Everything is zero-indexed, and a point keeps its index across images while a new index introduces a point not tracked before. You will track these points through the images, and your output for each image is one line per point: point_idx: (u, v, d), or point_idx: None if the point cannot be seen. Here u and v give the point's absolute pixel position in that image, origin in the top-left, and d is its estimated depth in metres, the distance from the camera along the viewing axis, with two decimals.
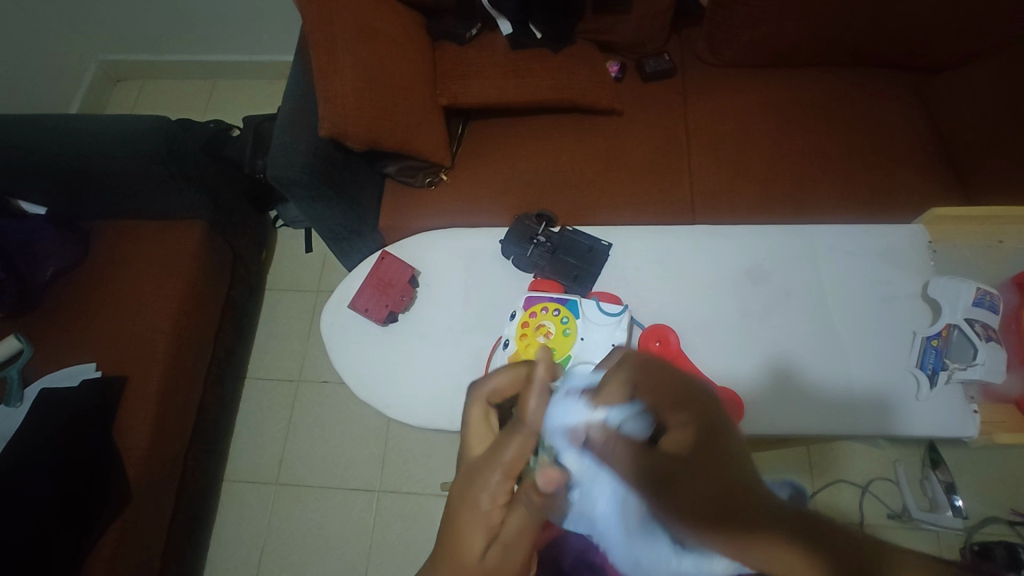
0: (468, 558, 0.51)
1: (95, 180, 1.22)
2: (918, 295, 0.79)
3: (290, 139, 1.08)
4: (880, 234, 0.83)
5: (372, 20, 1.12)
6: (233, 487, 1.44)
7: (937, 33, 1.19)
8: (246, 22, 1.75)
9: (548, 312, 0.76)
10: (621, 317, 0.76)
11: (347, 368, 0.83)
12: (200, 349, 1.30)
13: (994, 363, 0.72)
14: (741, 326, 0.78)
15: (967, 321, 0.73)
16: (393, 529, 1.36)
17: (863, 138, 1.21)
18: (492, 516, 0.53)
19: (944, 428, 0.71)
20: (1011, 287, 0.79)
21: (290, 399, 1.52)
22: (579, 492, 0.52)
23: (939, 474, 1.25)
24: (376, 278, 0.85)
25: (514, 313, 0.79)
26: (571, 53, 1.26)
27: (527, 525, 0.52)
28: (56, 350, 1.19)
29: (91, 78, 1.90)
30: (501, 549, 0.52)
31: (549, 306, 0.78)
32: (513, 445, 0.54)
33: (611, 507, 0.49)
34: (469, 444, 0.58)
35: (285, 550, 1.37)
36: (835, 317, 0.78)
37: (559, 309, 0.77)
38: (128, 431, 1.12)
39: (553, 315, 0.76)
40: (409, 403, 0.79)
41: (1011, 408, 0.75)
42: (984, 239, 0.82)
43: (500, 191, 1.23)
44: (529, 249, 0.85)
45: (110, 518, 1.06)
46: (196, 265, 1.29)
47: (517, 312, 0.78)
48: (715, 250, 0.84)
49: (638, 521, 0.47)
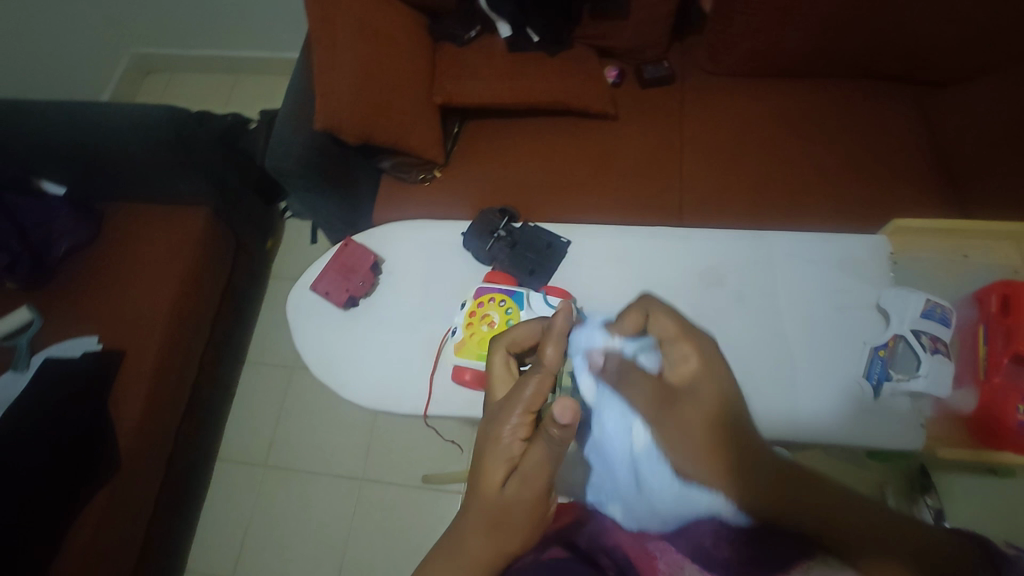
0: (489, 488, 0.55)
1: (110, 164, 1.29)
2: (873, 305, 0.78)
3: (287, 131, 1.12)
4: (841, 243, 0.82)
5: (373, 18, 1.16)
6: (226, 466, 1.49)
7: (940, 47, 1.16)
8: (267, 20, 1.82)
9: (494, 302, 0.78)
10: (565, 311, 0.77)
11: (308, 349, 0.86)
12: (199, 330, 1.36)
13: (939, 376, 0.69)
14: (692, 328, 0.79)
15: (913, 332, 0.72)
16: (373, 517, 1.38)
17: (858, 152, 1.20)
18: (515, 452, 0.57)
19: (889, 439, 0.70)
20: (970, 302, 0.76)
21: (285, 385, 1.56)
22: (595, 415, 0.65)
23: (929, 499, 1.17)
24: (338, 263, 0.87)
25: (464, 302, 0.81)
26: (567, 57, 1.28)
27: (546, 458, 0.55)
28: (62, 323, 1.26)
29: (121, 69, 2.00)
30: (520, 481, 0.55)
31: (497, 297, 0.80)
32: (533, 384, 0.59)
33: (620, 433, 0.62)
34: (494, 393, 0.63)
35: (270, 530, 1.41)
36: (787, 325, 0.78)
37: (505, 300, 0.79)
38: (123, 403, 1.18)
39: (498, 305, 0.78)
40: (362, 386, 0.82)
41: (960, 424, 0.73)
42: (949, 252, 0.80)
43: (491, 190, 1.25)
44: (489, 243, 0.87)
45: (99, 484, 1.12)
46: (199, 248, 1.34)
47: (466, 302, 0.80)
48: (678, 253, 0.84)
49: (645, 444, 0.60)
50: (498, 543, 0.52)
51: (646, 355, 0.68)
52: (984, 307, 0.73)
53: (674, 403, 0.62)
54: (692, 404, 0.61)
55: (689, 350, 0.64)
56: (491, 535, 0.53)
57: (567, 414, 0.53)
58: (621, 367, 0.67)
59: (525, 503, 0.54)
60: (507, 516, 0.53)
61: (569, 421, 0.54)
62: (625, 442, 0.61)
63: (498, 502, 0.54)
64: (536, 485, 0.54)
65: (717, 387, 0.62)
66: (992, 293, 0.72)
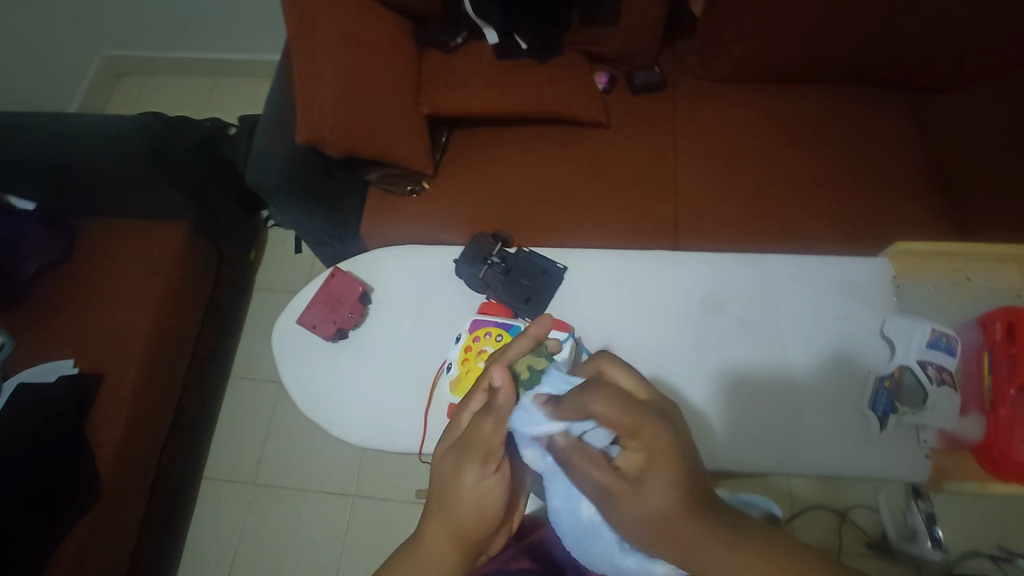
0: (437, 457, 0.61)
1: (81, 178, 1.23)
2: (878, 332, 0.80)
3: (267, 146, 1.08)
4: (842, 268, 0.84)
5: (355, 27, 1.12)
6: (213, 485, 1.45)
7: (932, 53, 1.15)
8: (245, 21, 1.76)
9: (491, 336, 0.77)
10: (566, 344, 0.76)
11: (295, 383, 0.86)
12: (180, 347, 1.32)
13: (947, 409, 0.72)
14: (695, 356, 0.80)
15: (919, 363, 0.74)
16: (367, 535, 1.36)
17: (853, 160, 1.19)
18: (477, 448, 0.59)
19: (896, 469, 0.73)
20: (974, 327, 0.78)
21: (272, 400, 1.52)
22: (544, 484, 0.61)
23: (921, 504, 1.15)
24: (325, 295, 0.87)
25: (460, 336, 0.79)
26: (557, 63, 1.25)
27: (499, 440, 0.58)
28: (36, 344, 1.21)
29: (93, 73, 1.93)
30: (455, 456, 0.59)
31: (494, 330, 0.78)
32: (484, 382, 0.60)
33: (570, 502, 0.59)
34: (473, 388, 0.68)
35: (260, 551, 1.37)
36: (791, 350, 0.80)
37: (501, 334, 0.77)
38: (101, 429, 1.14)
39: (494, 340, 0.76)
40: (351, 422, 0.81)
41: (966, 455, 0.74)
42: (952, 277, 0.81)
43: (482, 202, 1.22)
44: (481, 270, 0.87)
45: (79, 514, 1.08)
46: (179, 263, 1.30)
47: (461, 336, 0.79)
48: (676, 277, 0.85)
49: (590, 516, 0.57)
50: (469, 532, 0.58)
51: (592, 429, 0.51)
52: (988, 333, 0.75)
53: (615, 496, 0.47)
54: (634, 499, 0.45)
55: (643, 432, 0.45)
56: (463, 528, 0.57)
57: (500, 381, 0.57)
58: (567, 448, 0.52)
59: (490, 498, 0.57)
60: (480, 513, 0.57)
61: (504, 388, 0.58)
62: (574, 512, 0.58)
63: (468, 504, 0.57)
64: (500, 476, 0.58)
65: (650, 468, 0.45)
66: (996, 320, 0.75)
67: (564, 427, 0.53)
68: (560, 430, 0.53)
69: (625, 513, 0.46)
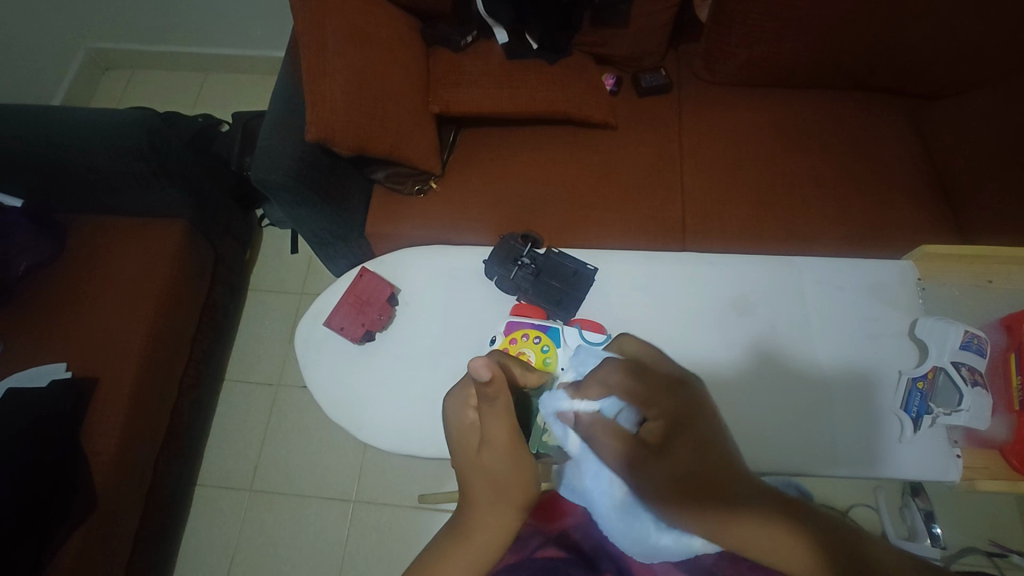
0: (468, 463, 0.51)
1: (72, 174, 1.18)
2: (907, 334, 0.84)
3: (275, 142, 1.05)
4: (870, 271, 0.88)
5: (364, 23, 1.09)
6: (207, 492, 1.40)
7: (932, 62, 1.18)
8: (240, 17, 1.72)
9: (527, 339, 0.81)
10: (603, 347, 0.81)
11: (320, 389, 0.87)
12: (176, 350, 1.28)
13: (979, 409, 0.74)
14: (724, 357, 0.83)
15: (953, 364, 0.77)
16: (369, 541, 1.33)
17: (857, 163, 1.21)
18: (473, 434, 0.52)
19: (929, 470, 0.76)
20: (999, 327, 0.81)
21: (269, 404, 1.49)
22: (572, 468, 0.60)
23: (918, 502, 1.19)
24: (353, 297, 0.88)
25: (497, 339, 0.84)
26: (566, 65, 1.25)
27: (499, 416, 0.50)
28: (24, 348, 1.16)
29: (78, 66, 1.86)
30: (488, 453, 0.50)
31: (531, 333, 0.82)
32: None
33: (601, 481, 0.57)
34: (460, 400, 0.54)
35: (257, 560, 1.33)
36: (820, 350, 0.83)
37: (540, 337, 0.81)
38: (97, 435, 1.10)
39: (533, 343, 0.80)
40: (380, 428, 0.83)
41: (994, 454, 0.77)
42: (975, 278, 0.85)
43: (491, 203, 1.21)
44: (512, 271, 0.89)
45: (74, 525, 1.04)
46: (176, 264, 1.26)
47: (497, 339, 0.84)
48: (702, 279, 0.88)
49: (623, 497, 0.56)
50: (491, 524, 0.48)
51: (620, 412, 0.53)
52: (1015, 334, 0.78)
53: (641, 461, 0.50)
54: (661, 466, 0.49)
55: (657, 400, 0.52)
56: (480, 527, 0.48)
57: (482, 372, 0.48)
58: (592, 424, 0.53)
59: (489, 474, 0.50)
60: (495, 501, 0.49)
61: (490, 376, 0.48)
62: (605, 494, 0.57)
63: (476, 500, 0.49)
64: (502, 451, 0.50)
65: (669, 435, 0.50)
66: (1022, 321, 0.77)
67: (592, 405, 0.54)
68: (585, 407, 0.55)
69: (648, 475, 0.50)
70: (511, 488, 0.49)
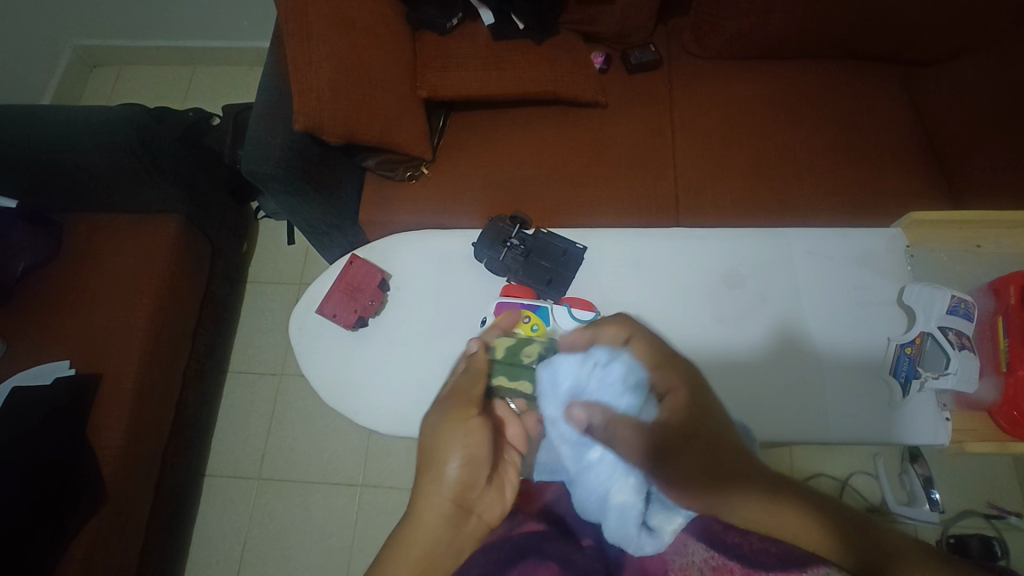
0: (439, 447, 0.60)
1: (64, 173, 1.18)
2: (896, 301, 0.84)
3: (264, 133, 1.05)
4: (859, 239, 0.88)
5: (350, 9, 1.08)
6: (215, 482, 1.43)
7: (925, 27, 1.17)
8: (225, 8, 1.71)
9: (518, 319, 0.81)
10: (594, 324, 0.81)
11: (316, 375, 0.88)
12: (178, 343, 1.29)
13: (968, 372, 0.76)
14: (717, 330, 0.84)
15: (940, 329, 0.78)
16: (376, 523, 1.35)
17: (849, 131, 1.20)
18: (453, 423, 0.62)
19: (919, 435, 0.77)
20: (987, 292, 0.83)
21: (272, 394, 1.50)
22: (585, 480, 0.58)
23: (917, 468, 1.20)
24: (344, 284, 0.89)
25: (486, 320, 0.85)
26: (554, 44, 1.24)
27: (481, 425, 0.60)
28: (28, 348, 1.17)
29: (65, 64, 1.85)
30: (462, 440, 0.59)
31: (522, 313, 0.82)
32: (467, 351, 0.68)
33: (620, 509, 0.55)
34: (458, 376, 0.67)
35: (266, 545, 1.36)
36: (810, 319, 0.84)
37: (530, 316, 0.81)
38: (103, 430, 1.11)
39: (523, 322, 0.80)
40: (376, 411, 0.84)
41: (984, 416, 0.79)
42: (963, 244, 0.86)
43: (482, 186, 1.20)
44: (501, 252, 0.90)
45: (85, 516, 1.06)
46: (173, 259, 1.27)
47: (488, 319, 0.84)
48: (694, 253, 0.89)
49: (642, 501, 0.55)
50: (441, 531, 0.54)
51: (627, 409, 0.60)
52: (1002, 297, 0.80)
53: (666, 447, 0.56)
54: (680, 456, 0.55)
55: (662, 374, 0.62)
56: (432, 527, 0.54)
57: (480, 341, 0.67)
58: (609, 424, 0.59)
59: (461, 483, 0.56)
60: (456, 515, 0.55)
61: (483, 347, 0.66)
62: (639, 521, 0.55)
63: (437, 505, 0.55)
64: (475, 444, 0.59)
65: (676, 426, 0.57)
66: (1010, 285, 0.79)
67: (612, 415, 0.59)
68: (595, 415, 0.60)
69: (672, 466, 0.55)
70: (478, 504, 0.57)
